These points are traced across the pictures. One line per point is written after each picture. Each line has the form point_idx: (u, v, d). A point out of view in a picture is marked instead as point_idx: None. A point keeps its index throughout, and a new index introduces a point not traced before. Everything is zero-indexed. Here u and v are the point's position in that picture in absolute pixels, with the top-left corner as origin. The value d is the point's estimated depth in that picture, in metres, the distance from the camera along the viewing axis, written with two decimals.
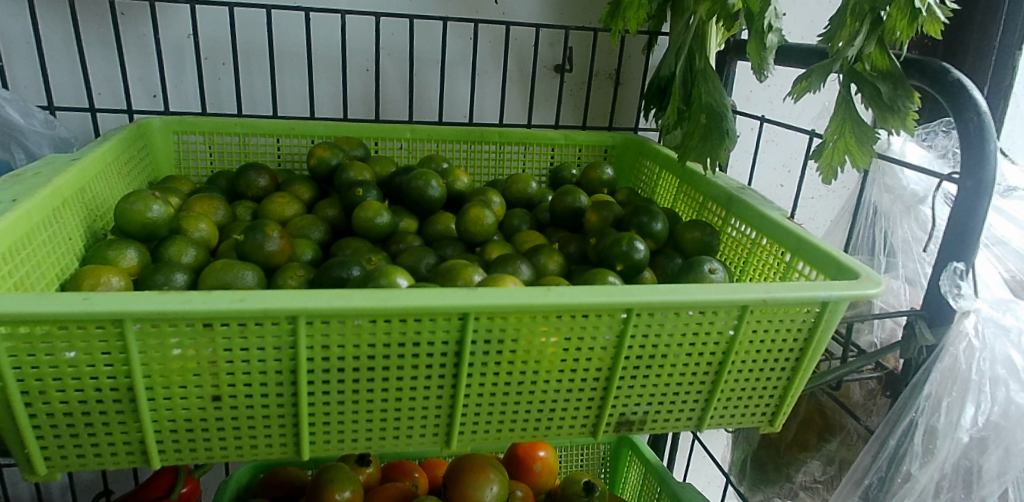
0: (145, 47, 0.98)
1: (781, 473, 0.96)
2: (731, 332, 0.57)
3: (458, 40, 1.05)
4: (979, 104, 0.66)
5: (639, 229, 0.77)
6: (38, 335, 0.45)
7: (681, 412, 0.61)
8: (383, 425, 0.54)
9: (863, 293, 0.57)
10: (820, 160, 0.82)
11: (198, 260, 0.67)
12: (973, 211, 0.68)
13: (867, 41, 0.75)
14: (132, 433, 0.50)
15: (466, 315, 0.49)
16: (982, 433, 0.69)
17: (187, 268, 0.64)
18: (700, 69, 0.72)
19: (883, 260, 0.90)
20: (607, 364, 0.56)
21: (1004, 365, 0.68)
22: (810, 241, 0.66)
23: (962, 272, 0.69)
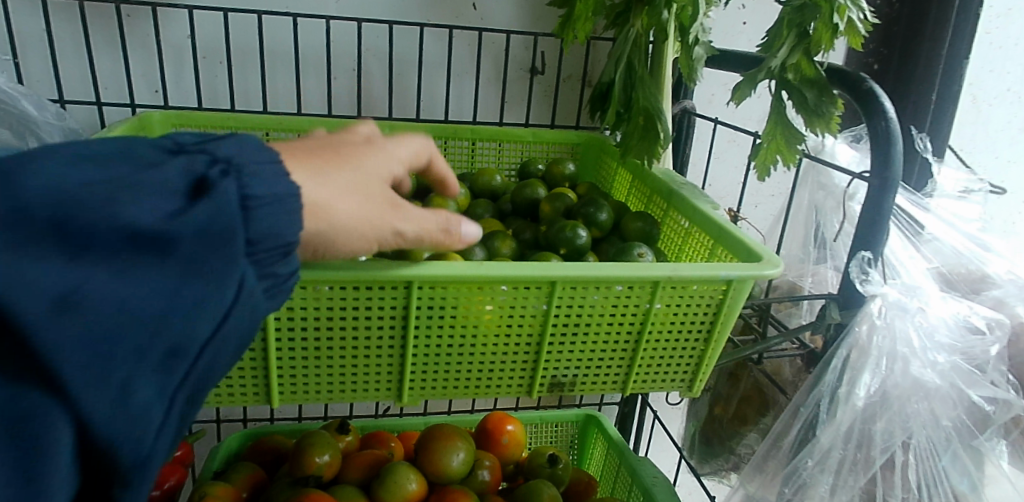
0: (148, 46, 1.07)
1: (725, 447, 1.05)
2: (648, 305, 0.65)
3: (436, 43, 1.14)
4: (887, 110, 0.73)
5: (585, 218, 0.86)
6: None
7: (607, 376, 0.70)
8: (343, 378, 0.64)
9: (762, 272, 0.65)
10: (755, 159, 0.89)
11: None
12: (882, 208, 0.75)
13: (791, 51, 0.83)
14: None
15: (409, 283, 0.59)
16: (874, 400, 0.78)
17: None
18: (638, 77, 0.85)
19: (814, 252, 0.98)
20: (537, 330, 0.65)
21: (903, 343, 0.77)
22: (729, 230, 0.75)
23: (870, 261, 0.76)
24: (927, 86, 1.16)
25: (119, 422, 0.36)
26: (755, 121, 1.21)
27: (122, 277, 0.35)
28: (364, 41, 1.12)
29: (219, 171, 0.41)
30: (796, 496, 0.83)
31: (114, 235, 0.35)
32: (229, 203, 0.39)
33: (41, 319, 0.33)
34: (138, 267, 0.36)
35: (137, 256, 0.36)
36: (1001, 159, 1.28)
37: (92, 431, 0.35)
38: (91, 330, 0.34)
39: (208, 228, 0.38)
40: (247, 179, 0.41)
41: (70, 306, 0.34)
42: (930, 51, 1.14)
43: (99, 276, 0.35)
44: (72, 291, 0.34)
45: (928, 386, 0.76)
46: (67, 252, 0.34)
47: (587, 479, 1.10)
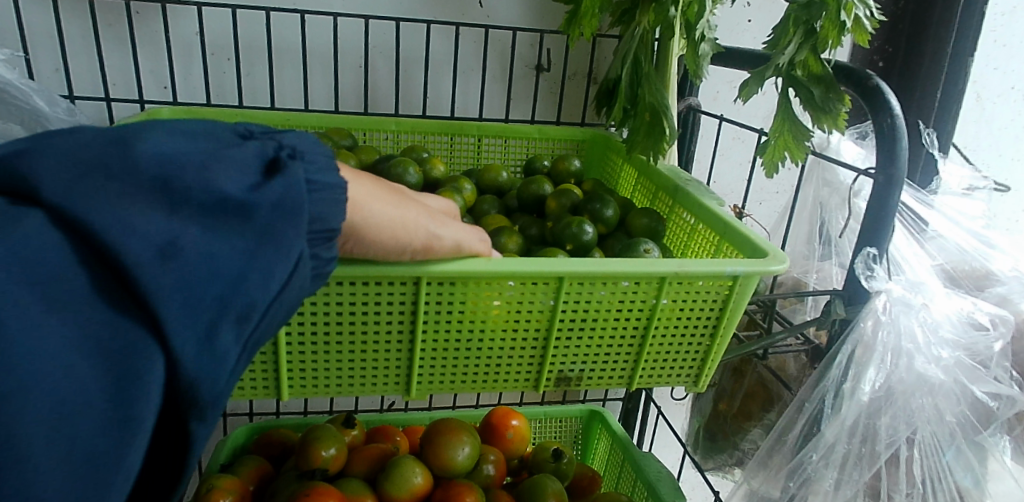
0: (156, 42, 1.07)
1: (729, 442, 1.06)
2: (654, 300, 0.66)
3: (442, 40, 1.14)
4: (892, 107, 0.74)
5: (591, 215, 0.86)
6: None
7: (613, 371, 0.70)
8: (352, 372, 0.65)
9: (767, 268, 0.65)
10: (763, 155, 0.89)
11: None
12: (887, 204, 0.76)
13: (798, 49, 0.83)
14: None
15: (418, 279, 0.59)
16: (879, 395, 0.78)
17: None
18: (644, 74, 0.85)
19: (818, 249, 0.98)
20: (544, 325, 0.65)
21: (908, 339, 0.77)
22: (734, 227, 0.75)
23: (875, 256, 0.76)
24: (933, 82, 1.16)
25: (204, 360, 0.39)
26: (759, 118, 1.21)
27: (214, 236, 0.40)
28: (371, 39, 1.13)
29: (287, 152, 0.47)
30: (800, 490, 0.83)
31: (208, 199, 0.40)
32: (298, 182, 0.45)
33: (147, 263, 0.37)
34: (224, 228, 0.41)
35: (222, 218, 0.41)
36: (1005, 156, 1.28)
37: (177, 367, 0.38)
38: (185, 276, 0.38)
39: (280, 200, 0.44)
40: (307, 165, 0.47)
41: (169, 253, 0.38)
42: (936, 49, 1.14)
43: (193, 232, 0.39)
44: (171, 239, 0.38)
45: (932, 381, 0.77)
46: (170, 206, 0.39)
47: (591, 474, 1.10)
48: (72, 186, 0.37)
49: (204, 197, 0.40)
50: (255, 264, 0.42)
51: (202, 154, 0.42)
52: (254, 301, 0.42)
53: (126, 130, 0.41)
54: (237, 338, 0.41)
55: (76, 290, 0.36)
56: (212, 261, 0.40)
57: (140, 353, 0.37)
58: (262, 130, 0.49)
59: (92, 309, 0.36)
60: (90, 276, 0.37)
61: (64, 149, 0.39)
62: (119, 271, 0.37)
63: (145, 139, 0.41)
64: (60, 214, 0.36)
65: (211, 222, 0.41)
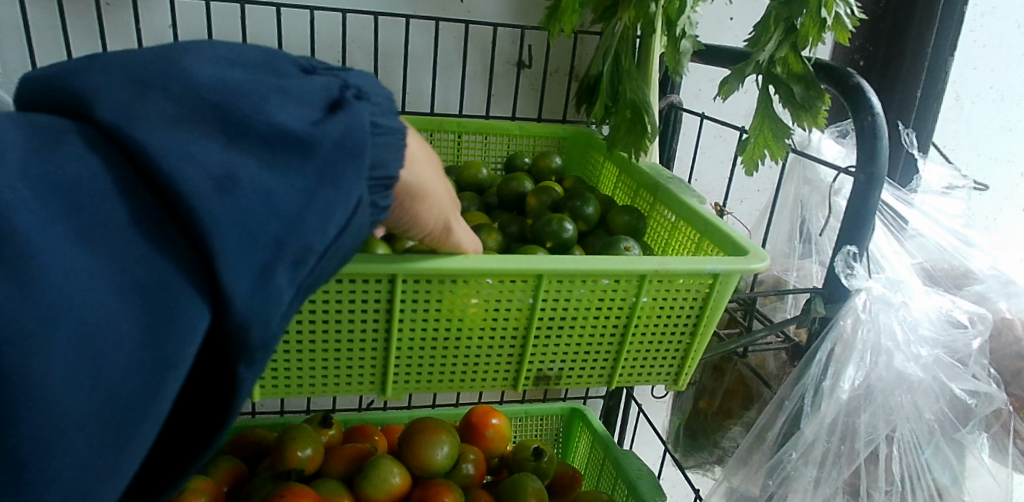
0: (128, 35, 1.05)
1: (709, 440, 1.05)
2: (634, 298, 0.65)
3: (422, 35, 1.13)
4: (872, 105, 0.73)
5: (572, 212, 0.86)
6: None
7: (593, 370, 0.69)
8: (326, 372, 0.63)
9: (747, 266, 0.65)
10: (743, 153, 0.89)
11: None
12: (868, 202, 0.75)
13: (778, 46, 0.83)
14: None
15: (394, 276, 0.58)
16: (858, 392, 0.78)
17: None
18: (626, 70, 0.85)
19: (798, 247, 0.98)
20: (523, 323, 0.64)
21: (887, 336, 0.77)
22: (715, 225, 0.75)
23: (855, 254, 0.76)
24: (913, 82, 1.17)
25: (258, 300, 0.36)
26: (740, 116, 1.21)
27: (270, 170, 0.38)
28: (349, 33, 1.11)
29: (349, 93, 0.45)
30: (780, 488, 0.83)
31: (269, 131, 0.38)
32: (360, 123, 0.43)
33: (205, 193, 0.35)
34: (283, 164, 0.39)
35: (281, 153, 0.39)
36: (982, 156, 1.29)
37: (228, 307, 0.35)
38: (242, 210, 0.36)
39: (341, 140, 0.41)
40: (373, 108, 0.45)
41: (227, 185, 0.35)
42: (915, 49, 1.15)
43: (251, 165, 0.37)
44: (229, 170, 0.36)
45: (911, 379, 0.77)
46: (228, 136, 0.37)
47: (572, 472, 1.10)
48: (126, 107, 0.35)
49: (264, 129, 0.38)
50: (313, 205, 0.40)
51: (264, 85, 0.40)
52: (308, 245, 0.39)
53: (172, 50, 0.39)
54: (289, 282, 0.39)
55: (113, 216, 0.33)
56: (270, 198, 0.37)
57: (190, 291, 0.34)
58: (323, 67, 0.47)
59: (130, 241, 0.33)
60: (133, 201, 0.34)
61: (114, 71, 0.37)
62: (171, 200, 0.34)
63: (195, 66, 0.38)
64: (113, 131, 0.34)
65: (270, 156, 0.38)
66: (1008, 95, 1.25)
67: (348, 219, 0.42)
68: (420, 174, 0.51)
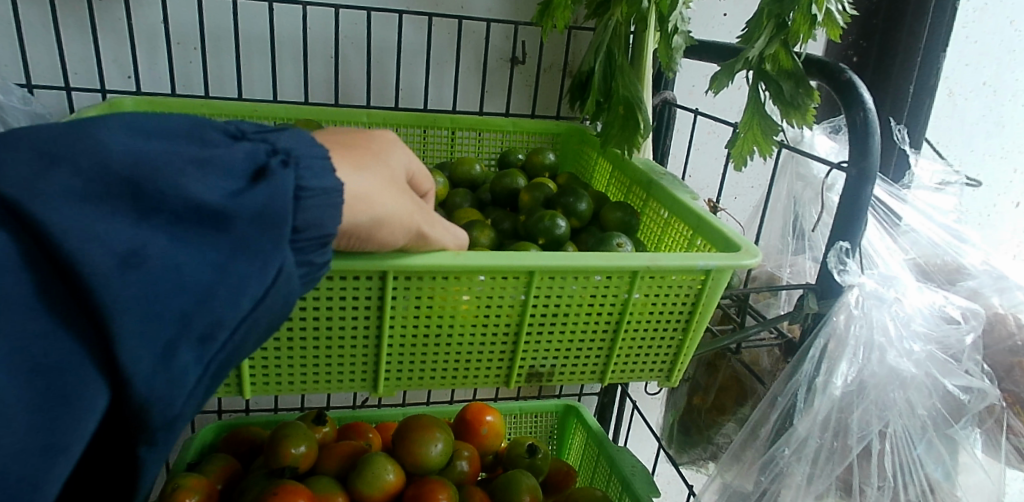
0: (119, 30, 1.04)
1: (703, 436, 1.05)
2: (626, 294, 0.65)
3: (415, 31, 1.13)
4: (865, 101, 0.73)
5: (565, 208, 0.85)
6: None
7: (585, 367, 0.69)
8: (317, 369, 0.63)
9: (739, 262, 0.65)
10: (732, 149, 0.89)
11: None
12: (860, 198, 0.75)
13: (769, 43, 0.82)
14: None
15: (385, 273, 0.58)
16: (851, 388, 0.78)
17: None
18: (619, 66, 0.85)
19: (792, 243, 0.98)
20: (515, 320, 0.64)
21: (880, 332, 0.77)
22: (708, 220, 0.75)
23: (848, 250, 0.76)
24: (906, 77, 1.16)
25: (159, 382, 0.37)
26: (735, 112, 1.21)
27: (182, 245, 0.39)
28: (341, 30, 1.11)
29: (279, 159, 0.45)
30: (773, 485, 0.83)
31: (180, 205, 0.39)
32: (284, 189, 0.43)
33: (108, 274, 0.35)
34: (192, 238, 0.39)
35: (195, 227, 0.39)
36: (976, 152, 1.29)
37: (129, 390, 0.37)
38: (147, 287, 0.37)
39: (260, 211, 0.42)
40: (302, 172, 0.45)
41: (131, 262, 0.36)
42: (908, 44, 1.15)
43: (160, 240, 0.38)
44: (135, 248, 0.37)
45: (904, 374, 0.77)
46: (139, 212, 0.38)
47: (566, 469, 1.10)
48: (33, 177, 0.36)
49: (177, 204, 0.38)
50: (224, 279, 0.40)
51: (185, 155, 0.40)
52: (219, 318, 0.40)
53: (93, 120, 0.40)
54: (196, 358, 0.39)
55: (17, 295, 0.34)
56: (174, 278, 0.38)
57: (87, 374, 0.35)
58: (258, 130, 0.47)
59: (32, 317, 0.34)
60: (36, 279, 0.35)
61: (30, 137, 0.38)
62: (72, 279, 0.35)
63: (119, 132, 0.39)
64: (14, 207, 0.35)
65: (181, 231, 0.39)
66: (1001, 90, 1.25)
67: (260, 297, 0.42)
68: (360, 204, 0.50)
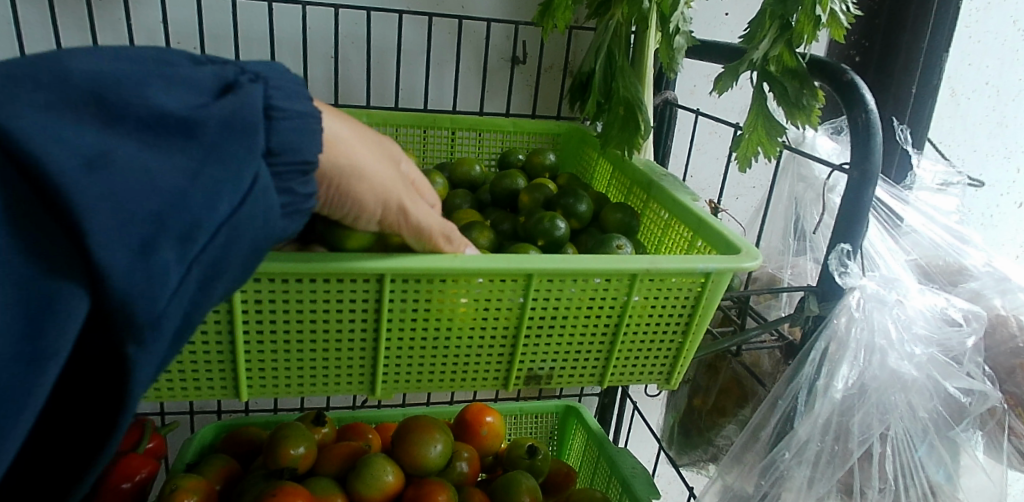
0: (119, 31, 1.04)
1: (703, 438, 1.05)
2: (625, 297, 0.65)
3: (415, 30, 1.12)
4: (867, 103, 0.73)
5: (565, 210, 0.85)
6: None
7: (584, 370, 0.69)
8: (314, 372, 0.63)
9: (739, 265, 0.64)
10: (737, 150, 0.88)
11: None
12: (861, 200, 0.75)
13: (772, 43, 0.82)
14: None
15: (381, 276, 0.57)
16: (852, 391, 0.78)
17: None
18: (618, 68, 0.84)
19: (793, 244, 0.98)
20: (513, 323, 0.64)
21: (881, 335, 0.77)
22: (708, 222, 0.74)
23: (849, 253, 0.76)
24: (909, 77, 1.16)
25: (139, 279, 0.34)
26: (736, 112, 1.21)
27: (152, 152, 0.36)
28: (341, 29, 1.10)
29: (242, 78, 0.44)
30: (773, 488, 0.83)
31: (147, 112, 0.37)
32: (252, 101, 0.42)
33: (75, 171, 0.33)
34: (166, 145, 0.37)
35: (165, 133, 0.37)
36: (978, 152, 1.28)
37: (106, 286, 0.33)
38: (116, 186, 0.34)
39: (229, 118, 0.40)
40: (272, 91, 0.44)
41: (96, 164, 0.34)
42: (911, 44, 1.14)
43: (128, 145, 0.35)
44: (101, 151, 0.34)
45: (905, 377, 0.76)
46: (104, 121, 0.35)
47: (566, 470, 1.09)
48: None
49: (143, 112, 0.37)
50: (199, 184, 0.38)
51: (146, 72, 0.39)
52: (198, 219, 0.37)
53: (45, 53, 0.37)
54: (177, 259, 0.36)
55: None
56: (153, 185, 0.35)
57: (59, 274, 0.32)
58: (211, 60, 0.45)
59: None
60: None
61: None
62: (33, 179, 0.32)
63: (79, 54, 0.37)
64: None
65: (151, 136, 0.37)
66: (1004, 90, 1.25)
67: (238, 204, 0.40)
68: (344, 152, 0.50)
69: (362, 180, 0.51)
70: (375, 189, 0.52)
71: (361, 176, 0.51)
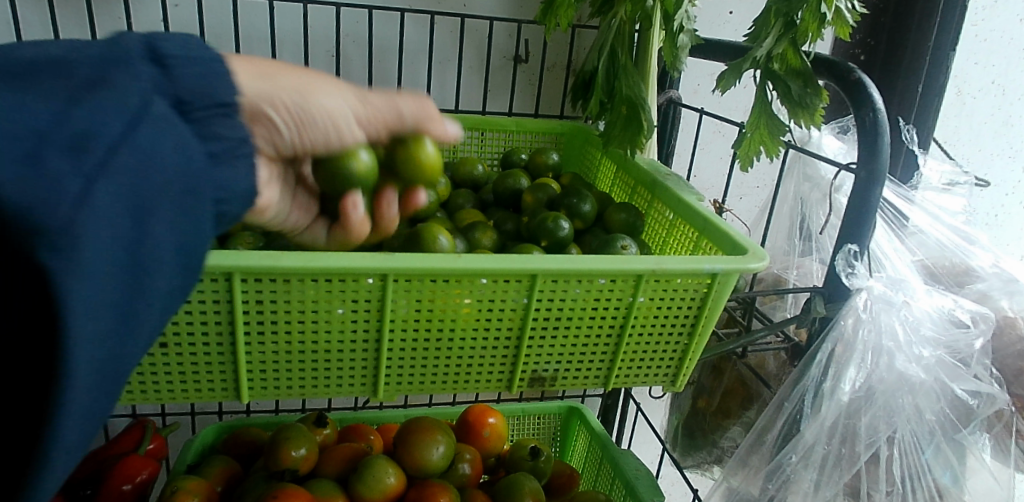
0: (118, 29, 1.03)
1: (708, 439, 1.04)
2: (631, 298, 0.64)
3: (417, 29, 1.11)
4: (874, 101, 0.72)
5: (569, 210, 0.84)
6: None
7: (588, 372, 0.68)
8: (316, 374, 0.62)
9: (746, 265, 0.63)
10: (739, 149, 0.87)
11: None
12: (868, 200, 0.74)
13: (777, 42, 0.81)
14: None
15: (384, 276, 0.57)
16: (859, 394, 0.77)
17: None
18: (622, 67, 0.83)
19: (799, 244, 0.97)
20: (517, 324, 0.63)
21: (889, 337, 0.76)
22: (713, 222, 0.73)
23: (856, 253, 0.75)
24: (915, 76, 1.15)
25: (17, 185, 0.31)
26: (741, 111, 1.20)
27: (19, 93, 0.34)
28: (342, 28, 1.10)
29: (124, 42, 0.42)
30: (780, 491, 0.82)
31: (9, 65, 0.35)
32: (129, 43, 0.41)
33: None
34: (32, 84, 0.35)
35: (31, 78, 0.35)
36: (984, 151, 1.27)
37: None
38: None
39: (101, 58, 0.39)
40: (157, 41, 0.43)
41: None
42: (916, 43, 1.13)
43: None
44: None
45: (912, 380, 0.76)
46: None
47: (569, 472, 1.08)
48: None
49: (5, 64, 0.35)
50: (77, 109, 0.35)
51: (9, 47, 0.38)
52: (89, 136, 0.34)
53: None
54: (73, 170, 0.33)
55: None
56: (26, 111, 0.34)
57: None
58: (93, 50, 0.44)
59: None
60: None
61: None
62: None
63: None
64: None
65: (15, 81, 0.35)
66: (1011, 89, 1.24)
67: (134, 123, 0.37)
68: (285, 73, 0.48)
69: (313, 93, 0.49)
70: (338, 97, 0.50)
71: (312, 88, 0.49)
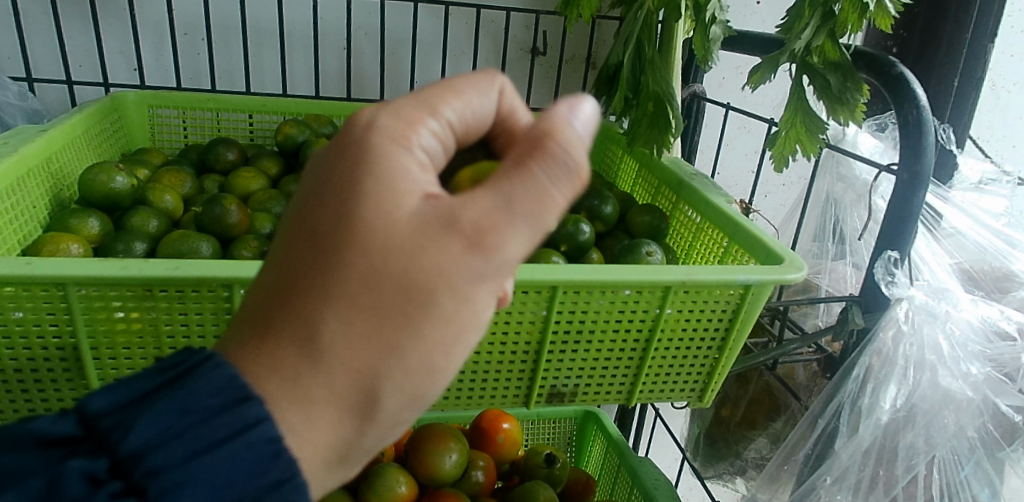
0: (123, 21, 1.01)
1: (731, 450, 0.99)
2: (657, 310, 0.60)
3: (429, 19, 1.08)
4: (918, 97, 0.66)
5: (589, 212, 0.80)
6: (7, 294, 0.51)
7: (610, 387, 0.65)
8: (473, 385, 0.62)
9: (783, 276, 0.58)
10: (773, 149, 0.82)
11: (101, 230, 0.71)
12: (912, 204, 0.68)
13: (815, 33, 0.75)
14: (77, 382, 0.57)
15: (554, 288, 0.56)
16: (901, 413, 0.73)
17: (105, 216, 0.72)
18: (649, 60, 0.79)
19: (832, 247, 0.92)
20: (537, 336, 0.59)
21: (931, 351, 0.71)
22: (744, 229, 0.69)
23: (896, 261, 0.70)
24: (949, 70, 1.05)
25: None
26: (769, 107, 1.15)
27: None
28: (354, 19, 1.07)
29: None
30: None
31: None
32: None
33: None
34: None
35: None
36: None
37: None
38: None
39: None
40: None
41: None
42: (953, 34, 1.03)
43: None
44: None
45: (957, 398, 0.70)
46: None
47: (586, 479, 1.02)
48: None
49: None
50: None
51: None
52: None
53: None
54: None
55: None
56: None
57: None
58: None
59: None
60: None
61: None
62: None
63: None
64: None
65: None
66: None
67: None
68: None
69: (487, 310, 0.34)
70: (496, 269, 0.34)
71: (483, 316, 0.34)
